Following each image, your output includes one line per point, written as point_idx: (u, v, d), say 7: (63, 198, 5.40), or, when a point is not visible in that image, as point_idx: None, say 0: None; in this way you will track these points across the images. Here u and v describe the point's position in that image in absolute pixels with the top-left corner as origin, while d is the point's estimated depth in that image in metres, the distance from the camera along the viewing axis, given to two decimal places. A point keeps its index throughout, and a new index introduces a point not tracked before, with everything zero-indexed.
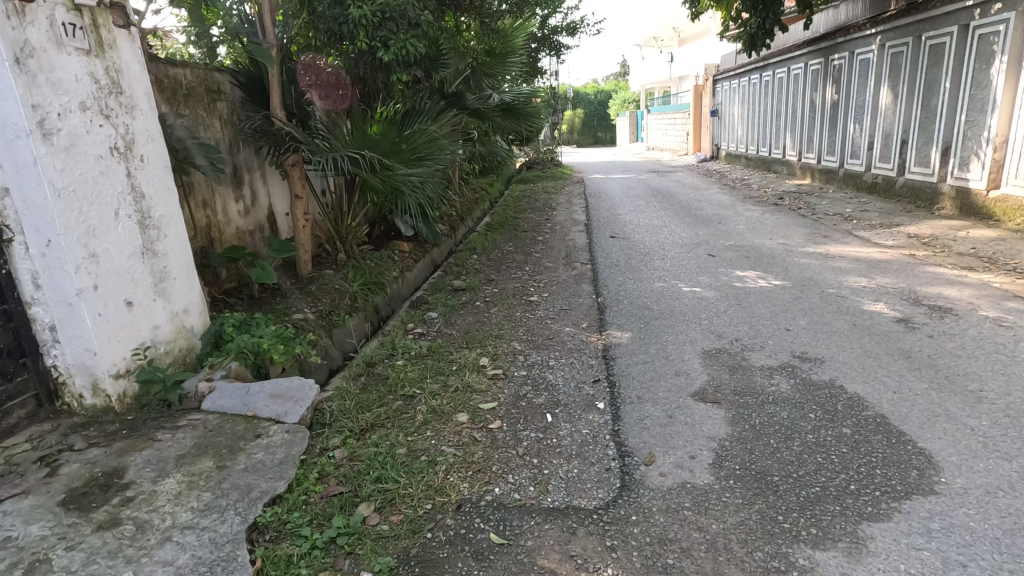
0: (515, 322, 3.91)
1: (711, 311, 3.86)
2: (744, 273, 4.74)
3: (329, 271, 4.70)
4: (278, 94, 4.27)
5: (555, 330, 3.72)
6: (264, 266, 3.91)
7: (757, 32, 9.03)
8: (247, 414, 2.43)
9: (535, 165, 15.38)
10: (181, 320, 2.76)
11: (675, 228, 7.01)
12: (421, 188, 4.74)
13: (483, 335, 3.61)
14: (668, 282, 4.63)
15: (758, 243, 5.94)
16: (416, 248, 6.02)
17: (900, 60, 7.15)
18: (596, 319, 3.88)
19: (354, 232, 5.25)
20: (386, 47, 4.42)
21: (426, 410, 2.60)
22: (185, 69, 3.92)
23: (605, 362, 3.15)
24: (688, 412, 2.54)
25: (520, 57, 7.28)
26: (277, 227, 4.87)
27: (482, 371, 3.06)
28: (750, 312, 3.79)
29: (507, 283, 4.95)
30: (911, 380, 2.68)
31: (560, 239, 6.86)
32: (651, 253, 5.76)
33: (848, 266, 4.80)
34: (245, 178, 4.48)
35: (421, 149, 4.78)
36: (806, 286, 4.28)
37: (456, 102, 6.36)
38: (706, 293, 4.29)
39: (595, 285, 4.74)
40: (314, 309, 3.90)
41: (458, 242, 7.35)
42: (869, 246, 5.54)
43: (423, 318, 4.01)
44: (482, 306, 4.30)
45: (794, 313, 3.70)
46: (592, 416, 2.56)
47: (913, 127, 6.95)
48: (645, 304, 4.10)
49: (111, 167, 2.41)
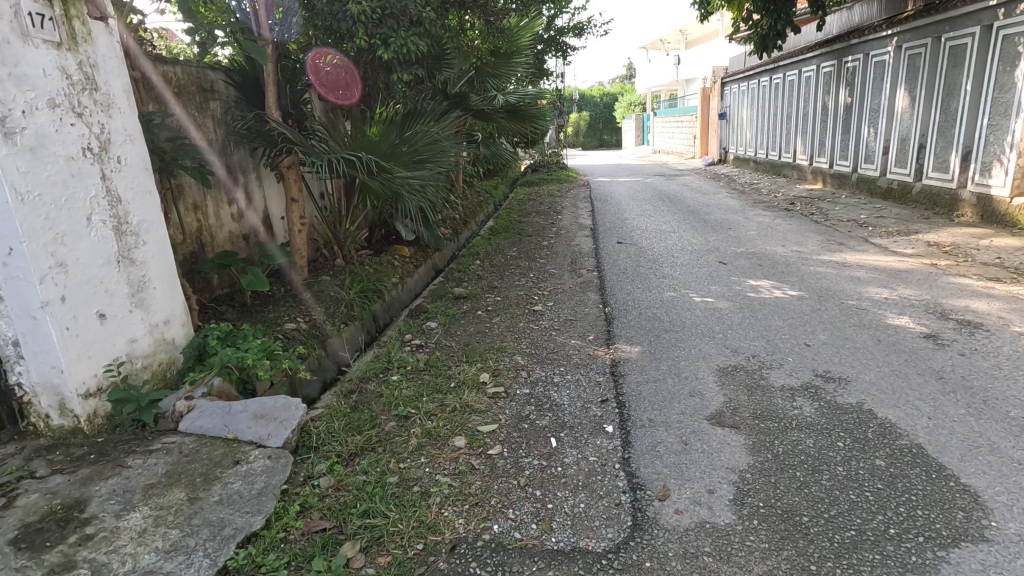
0: (518, 333, 3.72)
1: (725, 324, 3.66)
2: (758, 283, 4.53)
3: (326, 277, 4.53)
4: (273, 92, 4.11)
5: (559, 343, 3.54)
6: (255, 273, 3.74)
7: (768, 33, 8.83)
8: (228, 437, 2.25)
9: (540, 168, 15.21)
10: (161, 332, 2.58)
11: (684, 233, 6.81)
12: (421, 192, 4.56)
13: (485, 348, 3.42)
14: (679, 291, 4.43)
15: (771, 250, 5.73)
16: (417, 252, 5.85)
17: (918, 62, 6.93)
18: (603, 331, 3.69)
19: (353, 236, 5.08)
20: (386, 45, 4.31)
21: (420, 433, 2.42)
22: (175, 67, 3.74)
23: (613, 379, 2.95)
24: (704, 438, 2.34)
25: (526, 57, 7.09)
26: (273, 231, 4.70)
27: (482, 387, 2.87)
28: (766, 325, 3.59)
29: (510, 291, 4.76)
30: (946, 404, 2.47)
31: (566, 244, 6.67)
32: (659, 259, 5.56)
33: (867, 276, 4.58)
34: (239, 180, 4.33)
35: (422, 151, 4.61)
36: (824, 297, 4.07)
37: (460, 103, 6.15)
38: (719, 303, 4.09)
39: (602, 294, 4.55)
40: (307, 320, 3.73)
41: (460, 246, 7.16)
42: (886, 254, 5.33)
43: (421, 328, 3.83)
44: (483, 315, 4.12)
45: (813, 327, 3.50)
46: (599, 441, 2.38)
47: (931, 131, 6.73)
48: (655, 315, 3.90)
49: (84, 169, 2.24)
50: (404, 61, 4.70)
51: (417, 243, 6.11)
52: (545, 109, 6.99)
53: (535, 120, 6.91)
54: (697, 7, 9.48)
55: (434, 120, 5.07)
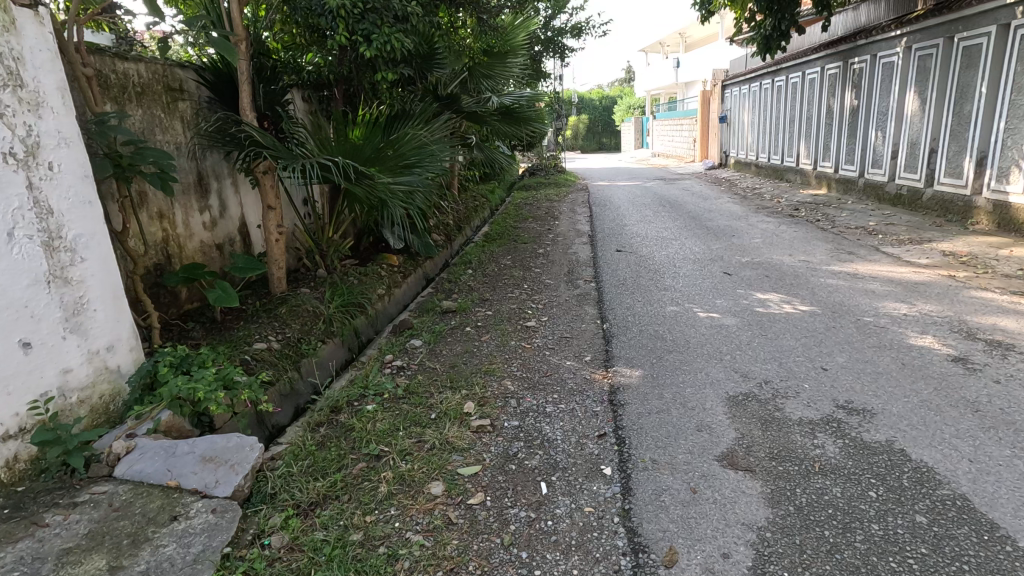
0: (509, 353, 3.43)
1: (733, 344, 3.37)
2: (766, 296, 4.25)
3: (305, 290, 4.24)
4: (247, 92, 3.82)
5: (554, 365, 3.25)
6: (222, 288, 3.44)
7: (771, 34, 8.59)
8: (168, 484, 1.96)
9: (537, 171, 14.93)
10: (103, 360, 2.29)
11: (687, 241, 6.53)
12: (409, 199, 4.29)
13: (472, 371, 3.13)
14: (682, 305, 4.15)
15: (777, 260, 5.45)
16: (406, 261, 5.56)
17: (929, 63, 6.68)
18: (601, 351, 3.40)
19: (337, 245, 4.80)
20: (368, 42, 4.04)
21: (392, 478, 2.13)
22: (138, 65, 3.45)
23: (612, 410, 2.66)
24: (715, 484, 2.06)
25: (522, 58, 6.81)
26: (250, 240, 4.43)
27: (466, 419, 2.58)
28: (779, 345, 3.30)
29: (503, 304, 4.47)
30: (987, 444, 2.19)
31: (563, 252, 6.39)
32: (661, 269, 5.28)
33: (881, 289, 4.31)
34: (213, 186, 4.06)
35: (410, 155, 4.35)
36: (838, 313, 3.80)
37: (451, 105, 5.85)
38: (726, 319, 3.80)
39: (601, 307, 4.27)
40: (280, 338, 3.45)
41: (454, 253, 6.88)
42: (900, 265, 5.06)
43: (404, 347, 3.54)
44: (472, 332, 3.83)
45: (829, 348, 3.21)
46: (596, 487, 2.09)
47: (943, 135, 6.47)
48: (657, 333, 3.62)
49: (5, 176, 1.96)
50: (390, 59, 4.44)
51: (407, 251, 5.83)
52: (542, 111, 6.69)
53: (532, 122, 6.51)
54: (698, 6, 9.23)
55: (423, 121, 4.81)
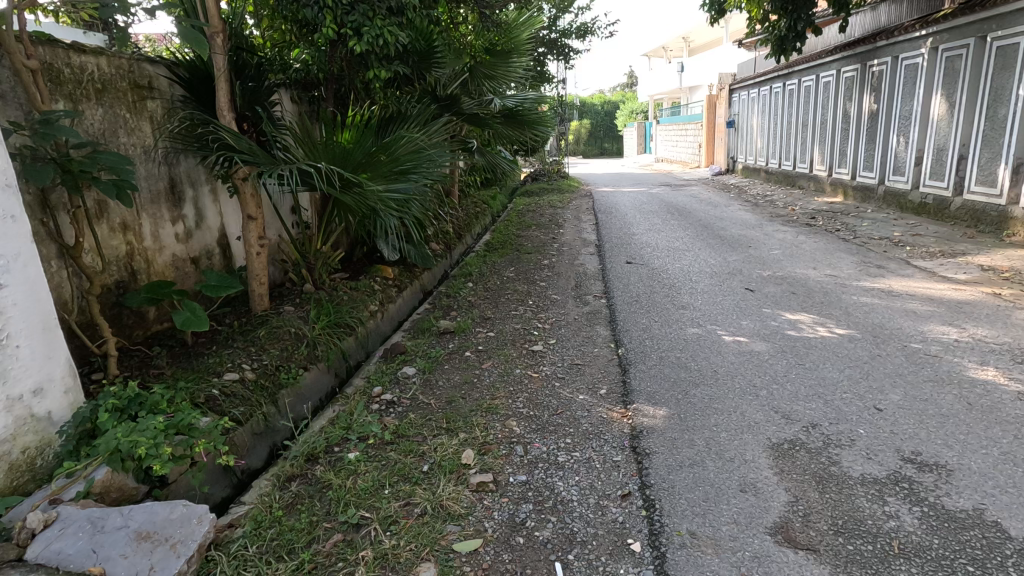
0: (513, 385, 3.03)
1: (767, 376, 2.97)
2: (796, 317, 3.86)
3: (287, 308, 3.86)
4: (223, 90, 3.45)
5: (565, 400, 2.85)
6: (191, 309, 3.06)
7: (787, 35, 8.21)
8: (90, 571, 1.57)
9: (539, 177, 14.46)
10: (27, 407, 1.92)
11: (701, 252, 6.14)
12: (404, 208, 3.96)
13: (471, 409, 2.73)
14: (704, 327, 3.75)
15: (801, 274, 5.06)
16: (402, 273, 5.18)
17: (958, 64, 6.31)
18: (618, 384, 2.99)
19: (326, 257, 4.44)
20: (358, 35, 3.68)
21: (374, 559, 1.74)
22: (98, 58, 3.08)
23: (635, 461, 2.28)
24: (772, 570, 1.67)
25: (527, 59, 6.44)
26: (231, 252, 4.06)
27: (464, 474, 2.19)
28: (820, 378, 2.90)
29: (505, 324, 4.08)
30: None
31: (569, 263, 6.01)
32: (676, 284, 4.90)
33: (923, 309, 3.92)
34: (187, 193, 3.68)
35: (405, 160, 3.97)
36: (879, 338, 3.41)
37: (451, 106, 5.52)
38: (755, 344, 3.40)
39: (614, 328, 3.87)
40: (256, 366, 3.06)
41: (454, 263, 6.50)
42: (936, 281, 4.67)
43: (396, 376, 3.15)
44: (472, 357, 3.44)
45: (879, 382, 2.81)
46: (624, 571, 1.71)
47: (974, 140, 6.09)
48: (680, 362, 3.21)
49: None
50: (384, 55, 4.08)
51: (403, 263, 5.46)
52: (546, 115, 6.30)
53: (536, 125, 6.12)
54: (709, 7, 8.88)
55: (421, 124, 4.45)
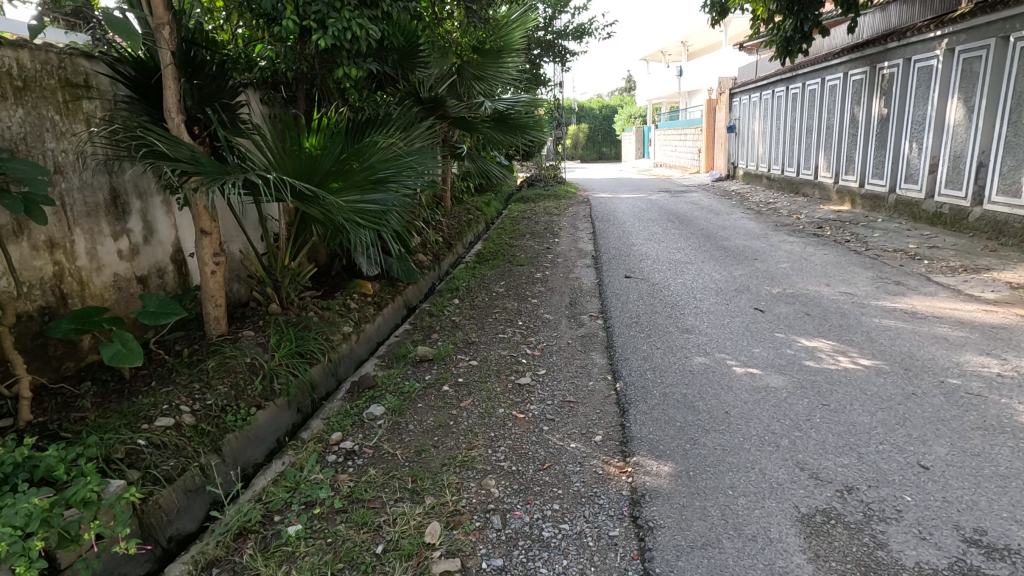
0: (495, 430, 2.62)
1: (788, 421, 2.56)
2: (814, 344, 3.47)
3: (246, 333, 3.46)
4: (170, 90, 3.05)
5: (553, 450, 2.44)
6: (123, 340, 2.65)
7: (792, 36, 7.84)
8: None
9: (535, 183, 14.00)
10: None
11: (704, 265, 5.76)
12: (380, 221, 3.58)
13: (442, 463, 2.33)
14: (712, 356, 3.35)
15: (815, 291, 4.67)
16: (383, 288, 4.78)
17: (977, 66, 5.96)
18: (616, 429, 2.59)
19: (294, 274, 4.03)
20: (324, 28, 3.30)
21: None
22: (19, 52, 2.68)
23: (636, 537, 1.88)
24: None
25: (520, 59, 6.05)
26: (187, 269, 3.64)
27: (426, 559, 1.80)
28: (849, 424, 2.50)
29: (490, 349, 3.67)
30: None
31: (563, 277, 5.61)
32: (679, 302, 4.51)
33: (955, 335, 3.53)
34: (134, 205, 3.27)
35: (381, 167, 3.58)
36: (911, 371, 3.02)
37: (436, 109, 5.15)
38: (770, 378, 3.01)
39: (611, 356, 3.47)
40: (197, 407, 2.65)
41: (442, 275, 6.09)
42: (963, 300, 4.28)
43: (360, 418, 2.75)
44: (450, 392, 3.04)
45: (920, 430, 2.41)
46: None
47: (996, 147, 5.73)
48: (685, 400, 2.81)
49: None
50: (356, 51, 3.70)
51: (385, 277, 5.06)
52: (541, 119, 5.91)
53: (529, 129, 5.74)
54: (711, 8, 8.52)
55: (400, 128, 4.06)
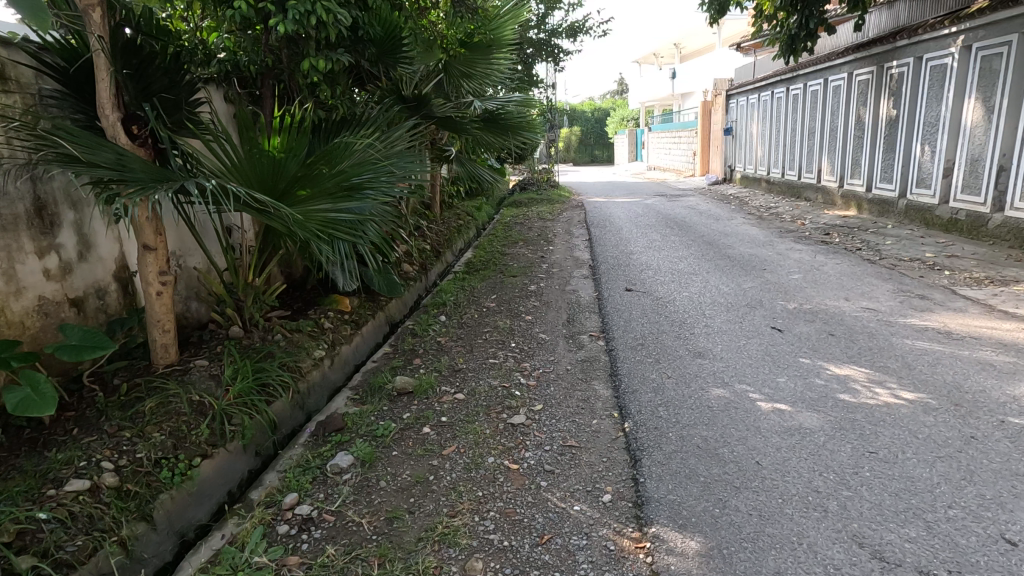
0: (484, 487, 2.19)
1: (833, 474, 2.15)
2: (846, 372, 3.06)
3: (197, 363, 2.99)
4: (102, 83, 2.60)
5: (554, 516, 2.01)
6: (32, 381, 2.19)
7: (797, 32, 7.38)
8: None
9: (528, 185, 13.51)
10: None
11: (710, 276, 5.37)
12: (355, 233, 3.15)
13: (419, 537, 1.91)
14: (731, 387, 2.94)
15: (834, 306, 4.28)
16: (362, 304, 4.33)
17: (997, 65, 5.62)
18: (627, 485, 2.17)
19: (259, 291, 3.58)
20: (283, 13, 2.87)
21: None
22: None
23: None
24: None
25: (511, 56, 5.62)
26: (132, 289, 3.17)
27: None
28: (907, 479, 2.09)
29: (479, 379, 3.23)
30: None
31: (560, 290, 5.19)
32: (687, 320, 4.10)
33: (1002, 360, 3.14)
34: (66, 216, 2.81)
35: (355, 172, 3.13)
36: (963, 407, 2.62)
37: (420, 108, 4.71)
38: (803, 416, 2.60)
39: (616, 387, 3.05)
40: (124, 462, 2.19)
41: (430, 286, 5.65)
42: (998, 317, 3.91)
43: (323, 472, 2.30)
44: (431, 434, 2.60)
45: (993, 489, 2.01)
46: None
47: (1017, 151, 5.41)
48: (707, 446, 2.39)
49: None
50: (324, 40, 3.26)
51: (365, 291, 4.60)
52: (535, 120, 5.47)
53: (522, 130, 5.29)
54: (710, 6, 8.17)
55: (376, 127, 3.62)
